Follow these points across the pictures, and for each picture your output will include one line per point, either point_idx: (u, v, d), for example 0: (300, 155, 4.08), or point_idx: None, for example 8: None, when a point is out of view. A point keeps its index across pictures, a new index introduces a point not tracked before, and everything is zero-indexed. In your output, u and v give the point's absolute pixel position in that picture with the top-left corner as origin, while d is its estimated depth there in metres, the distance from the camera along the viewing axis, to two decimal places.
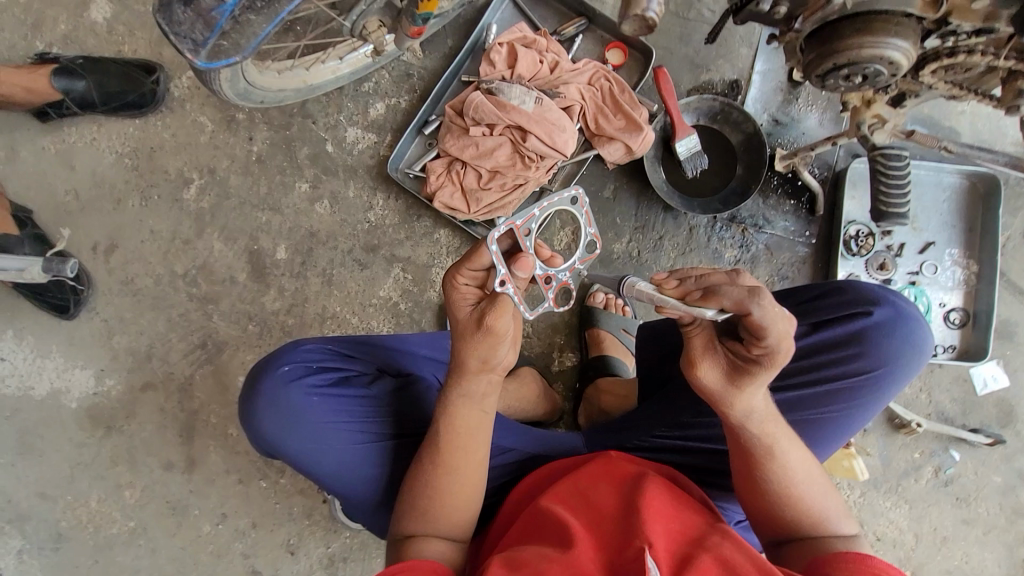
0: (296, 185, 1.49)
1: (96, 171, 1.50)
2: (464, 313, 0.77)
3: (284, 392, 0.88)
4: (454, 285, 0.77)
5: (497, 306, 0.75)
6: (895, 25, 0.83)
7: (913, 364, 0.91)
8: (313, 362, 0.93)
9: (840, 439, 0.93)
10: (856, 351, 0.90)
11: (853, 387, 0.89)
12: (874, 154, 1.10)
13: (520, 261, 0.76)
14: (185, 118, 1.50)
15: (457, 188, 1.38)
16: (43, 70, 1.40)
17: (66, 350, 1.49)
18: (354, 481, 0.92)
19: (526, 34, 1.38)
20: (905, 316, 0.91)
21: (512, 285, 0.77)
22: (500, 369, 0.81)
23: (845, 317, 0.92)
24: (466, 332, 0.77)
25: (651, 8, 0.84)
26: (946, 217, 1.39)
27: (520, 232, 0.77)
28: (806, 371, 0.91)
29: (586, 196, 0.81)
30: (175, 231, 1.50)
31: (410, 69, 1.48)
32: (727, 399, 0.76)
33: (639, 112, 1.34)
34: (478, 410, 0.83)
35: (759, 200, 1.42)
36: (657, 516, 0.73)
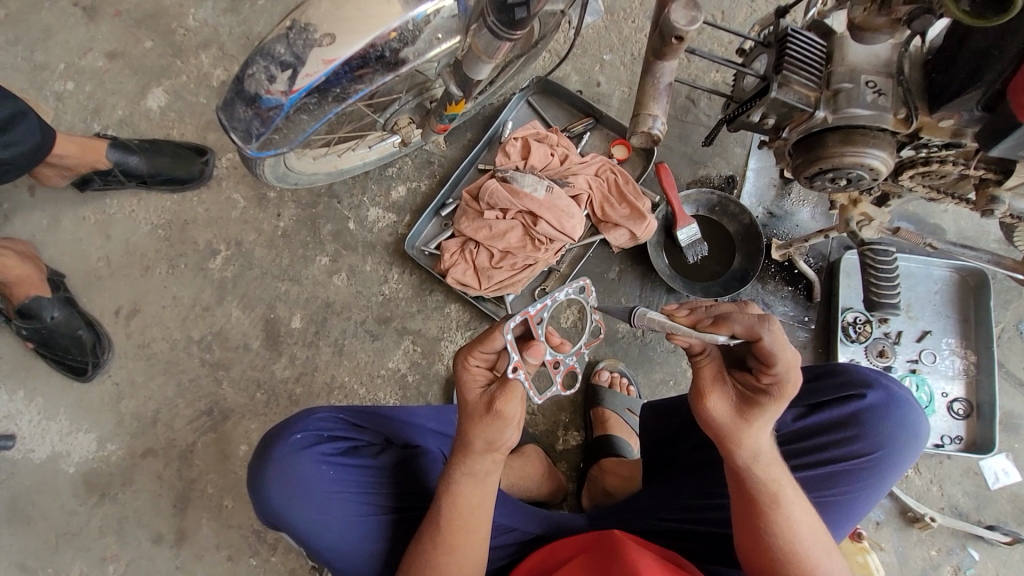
0: (316, 259, 1.57)
1: (130, 241, 1.60)
2: (474, 394, 0.80)
3: (295, 460, 0.89)
4: (466, 366, 0.81)
5: (505, 391, 0.78)
6: (872, 138, 0.92)
7: (911, 447, 0.92)
8: (323, 431, 0.95)
9: (846, 526, 0.92)
10: (853, 434, 0.91)
11: (854, 472, 0.90)
12: (863, 249, 1.16)
13: (533, 348, 0.79)
14: (220, 194, 1.62)
15: (469, 266, 1.46)
16: (96, 143, 1.50)
17: (72, 413, 1.50)
18: (353, 556, 0.90)
19: (539, 130, 1.52)
20: (899, 399, 0.93)
21: (523, 371, 0.79)
22: (505, 450, 0.82)
23: (840, 398, 0.94)
24: (474, 414, 0.79)
25: (656, 128, 0.96)
26: (940, 307, 1.44)
27: (534, 319, 0.80)
28: (804, 454, 0.92)
29: (591, 287, 0.88)
30: (196, 298, 1.57)
31: (431, 157, 1.61)
32: (736, 434, 0.76)
33: (643, 202, 1.44)
34: (482, 490, 0.83)
35: (758, 285, 1.48)
36: None
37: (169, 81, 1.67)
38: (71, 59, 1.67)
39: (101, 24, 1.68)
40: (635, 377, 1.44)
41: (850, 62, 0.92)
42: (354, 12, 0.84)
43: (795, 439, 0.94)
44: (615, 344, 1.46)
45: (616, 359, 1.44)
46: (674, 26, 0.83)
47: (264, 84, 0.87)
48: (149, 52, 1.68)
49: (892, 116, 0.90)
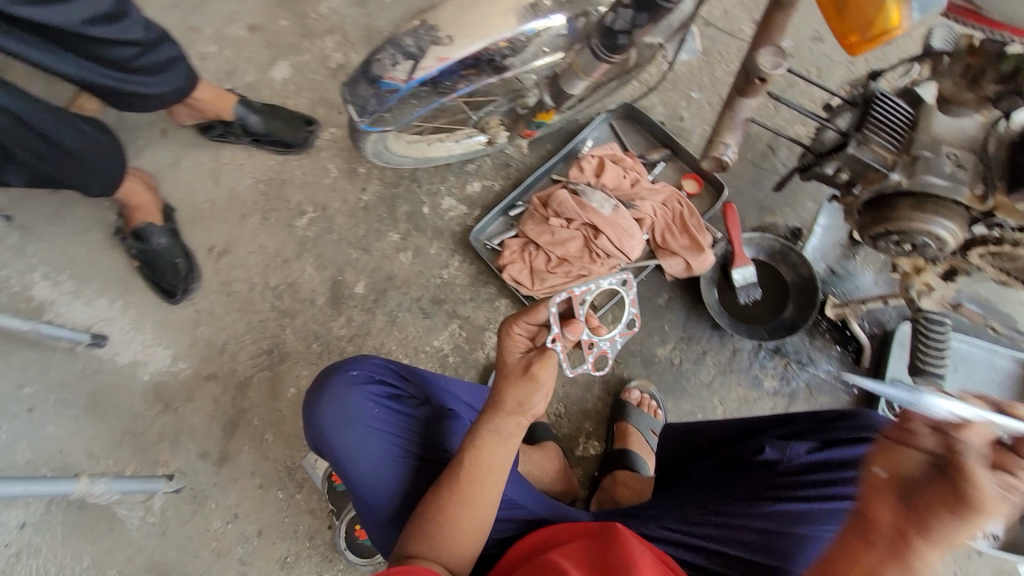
0: (389, 234, 1.71)
1: (234, 189, 1.79)
2: (514, 357, 0.91)
3: (348, 391, 1.00)
4: (509, 333, 0.92)
5: (542, 359, 0.88)
6: (944, 208, 0.93)
7: None
8: (377, 374, 1.05)
9: None
10: (856, 475, 0.97)
11: (852, 511, 0.95)
12: (918, 316, 1.34)
13: (573, 326, 0.92)
14: (317, 162, 1.79)
15: (526, 267, 1.54)
16: (229, 96, 1.69)
17: (157, 329, 1.70)
18: (377, 491, 0.99)
19: (616, 152, 1.59)
20: None
21: (561, 343, 0.91)
22: (532, 417, 0.92)
23: (852, 440, 1.00)
24: (512, 375, 0.90)
25: (727, 155, 1.02)
26: (997, 399, 1.38)
27: (577, 300, 0.94)
28: (808, 487, 0.97)
29: (633, 283, 1.02)
30: (278, 250, 1.74)
31: (510, 160, 1.72)
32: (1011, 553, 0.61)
33: (704, 237, 1.48)
34: (503, 450, 0.91)
35: (805, 338, 1.49)
36: None
37: (295, 57, 1.88)
38: (219, 25, 1.90)
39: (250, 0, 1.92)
40: (664, 403, 1.47)
41: (933, 132, 0.94)
42: (476, 18, 0.95)
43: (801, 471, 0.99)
44: (650, 367, 1.50)
45: (648, 381, 1.48)
46: (761, 67, 0.89)
47: (399, 74, 0.99)
48: (284, 30, 1.89)
49: (969, 191, 0.90)
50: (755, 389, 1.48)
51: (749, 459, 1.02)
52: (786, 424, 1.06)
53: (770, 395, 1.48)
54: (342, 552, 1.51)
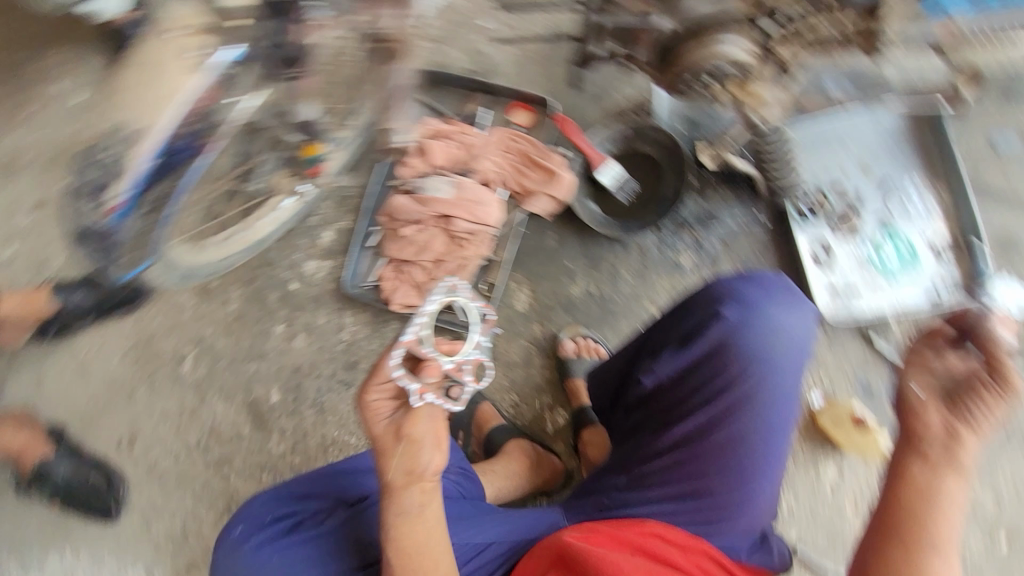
0: (273, 329, 1.59)
1: (106, 373, 1.66)
2: (381, 426, 0.83)
3: (242, 553, 0.94)
4: (365, 402, 0.82)
5: (410, 414, 0.82)
6: (722, 28, 1.03)
7: (783, 345, 0.93)
8: (268, 516, 1.00)
9: (771, 444, 0.93)
10: (725, 359, 0.93)
11: (744, 392, 0.92)
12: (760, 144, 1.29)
13: (427, 367, 0.81)
14: (168, 301, 1.66)
15: (411, 286, 1.45)
16: (37, 290, 1.49)
17: (115, 550, 1.57)
18: None
19: (430, 125, 1.43)
20: (750, 308, 0.94)
21: (428, 393, 0.81)
22: (429, 477, 0.84)
23: (699, 331, 0.96)
24: (387, 446, 0.82)
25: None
26: (895, 154, 1.39)
27: (415, 343, 0.81)
28: (693, 395, 0.95)
29: (456, 282, 0.90)
30: (182, 405, 1.62)
31: (346, 192, 1.59)
32: (947, 452, 0.70)
33: (554, 160, 1.37)
34: (422, 524, 0.83)
35: (699, 200, 1.42)
36: None
37: None
38: None
39: None
40: (603, 338, 1.43)
41: None
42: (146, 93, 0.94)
43: (679, 383, 0.97)
44: (573, 310, 1.45)
45: (577, 325, 1.44)
46: None
47: (115, 187, 0.97)
48: None
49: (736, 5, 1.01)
50: (678, 274, 1.42)
51: (638, 398, 1.03)
52: (650, 346, 1.05)
53: (693, 271, 1.41)
54: None
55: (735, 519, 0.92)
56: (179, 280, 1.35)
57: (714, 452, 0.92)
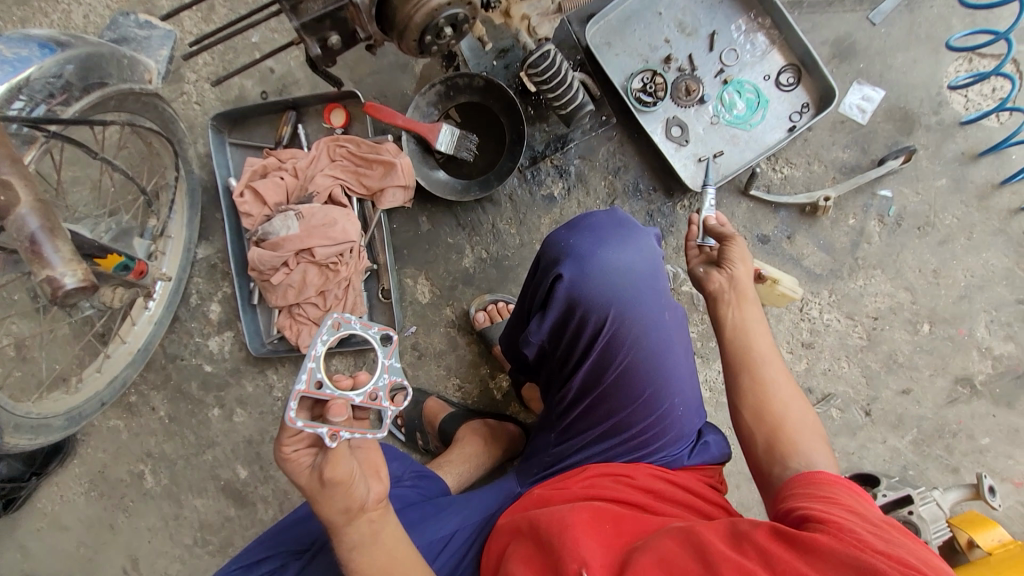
0: (210, 415, 1.58)
1: (81, 517, 1.67)
2: (306, 477, 0.72)
3: None
4: (284, 456, 0.72)
5: (331, 458, 0.71)
6: None
7: (630, 276, 0.88)
8: None
9: (663, 368, 0.88)
10: (581, 313, 0.87)
11: (616, 329, 0.87)
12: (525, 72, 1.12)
13: (334, 406, 0.69)
14: (102, 429, 1.64)
15: (312, 325, 1.41)
16: None
17: None
18: None
19: (255, 166, 1.38)
20: (585, 254, 0.89)
21: (343, 432, 0.70)
22: (373, 510, 0.76)
23: (549, 294, 0.90)
24: (316, 494, 0.72)
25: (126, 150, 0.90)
26: (708, 2, 1.30)
27: (313, 387, 0.70)
28: (573, 351, 0.90)
29: (341, 315, 0.73)
30: (163, 516, 1.63)
31: (211, 260, 1.53)
32: (731, 296, 0.93)
33: (386, 150, 1.33)
34: (382, 550, 0.75)
35: (542, 127, 1.35)
36: (589, 531, 0.71)
37: None
38: None
39: None
40: (511, 294, 1.41)
41: None
42: None
43: (557, 344, 0.92)
44: (474, 281, 1.42)
45: (482, 294, 1.41)
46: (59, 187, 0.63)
47: None
48: None
49: None
50: (554, 206, 1.38)
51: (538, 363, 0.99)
52: (526, 315, 0.99)
53: (567, 197, 1.38)
54: None
55: (666, 441, 0.88)
56: (67, 426, 1.21)
57: (614, 397, 0.88)
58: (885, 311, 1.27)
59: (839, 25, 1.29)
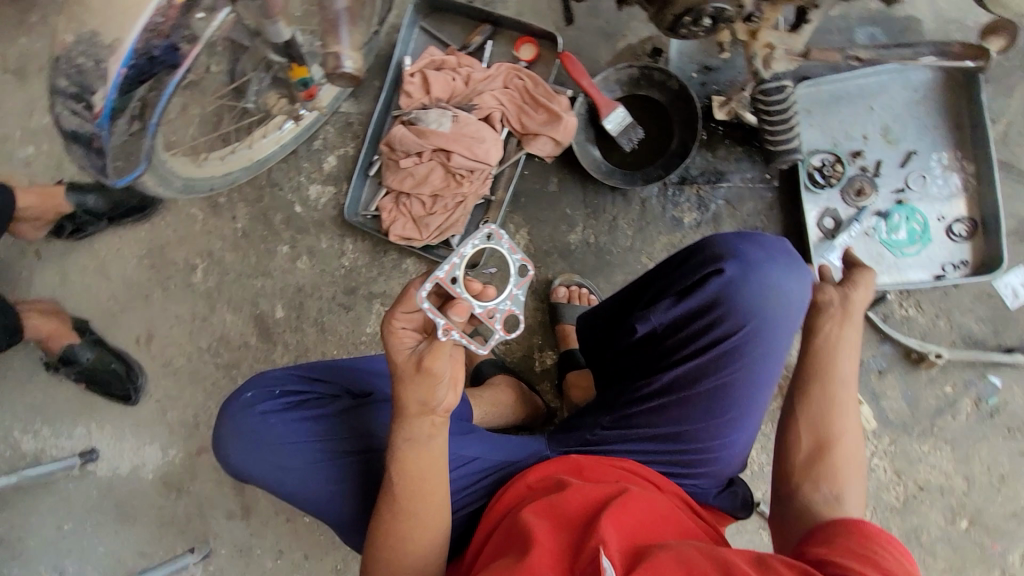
0: (278, 249, 1.65)
1: (125, 276, 1.76)
2: (403, 355, 0.87)
3: (247, 419, 1.04)
4: (392, 330, 0.88)
5: (431, 352, 0.85)
6: None
7: (789, 310, 0.89)
8: (275, 389, 1.08)
9: (756, 397, 0.92)
10: (722, 313, 0.89)
11: (742, 343, 0.89)
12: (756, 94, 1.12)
13: (455, 306, 0.84)
14: (181, 212, 1.72)
15: (408, 219, 1.45)
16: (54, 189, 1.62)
17: (135, 430, 1.76)
18: (314, 496, 1.03)
19: (435, 57, 1.41)
20: (756, 264, 0.89)
21: (454, 331, 0.84)
22: (438, 411, 0.90)
23: (700, 283, 0.90)
24: (405, 375, 0.87)
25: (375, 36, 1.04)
26: (925, 120, 1.25)
27: (447, 281, 0.84)
28: (688, 344, 0.91)
29: (499, 230, 0.84)
30: (194, 312, 1.72)
31: (350, 117, 1.59)
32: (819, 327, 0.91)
33: (558, 102, 1.34)
34: (428, 452, 0.92)
35: (706, 154, 1.35)
36: (612, 517, 0.78)
37: None
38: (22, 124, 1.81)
39: (32, 81, 1.81)
40: (597, 286, 1.42)
41: None
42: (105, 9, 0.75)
43: (672, 332, 0.93)
44: (569, 258, 1.43)
45: (572, 273, 1.42)
46: None
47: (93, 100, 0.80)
48: None
49: None
50: (677, 230, 1.38)
51: (629, 343, 0.99)
52: (648, 290, 0.98)
53: (694, 229, 1.37)
54: None
55: (714, 457, 0.94)
56: (181, 191, 1.19)
57: (699, 401, 0.91)
58: (931, 485, 1.24)
59: None
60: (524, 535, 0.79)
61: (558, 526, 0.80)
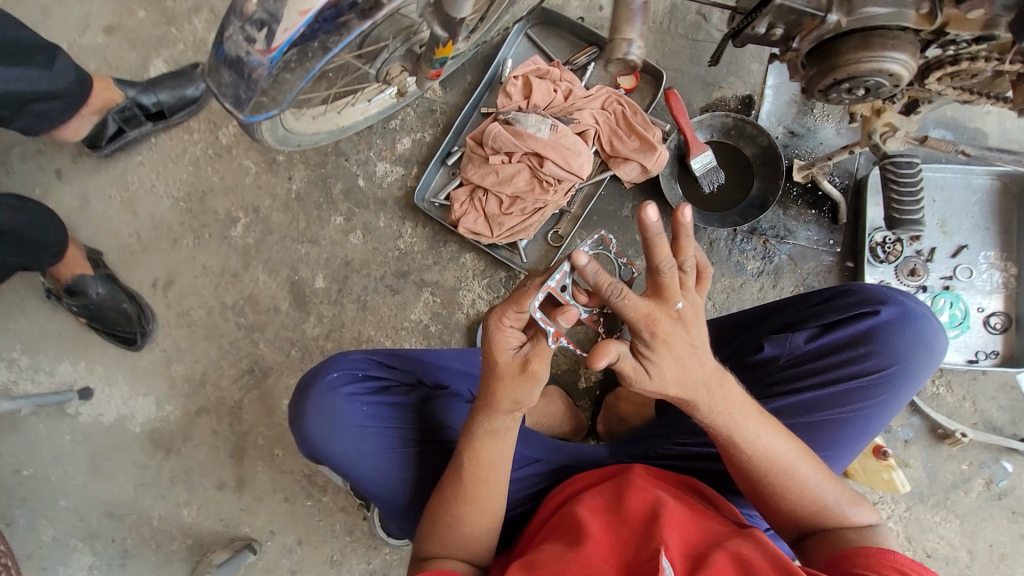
0: (331, 219, 1.60)
1: (154, 215, 1.66)
2: (506, 356, 0.84)
3: (331, 399, 1.01)
4: (500, 327, 0.84)
5: (538, 353, 0.83)
6: (892, 38, 0.84)
7: (928, 361, 0.98)
8: (358, 370, 1.06)
9: (863, 438, 0.98)
10: (866, 351, 0.97)
11: (876, 385, 0.96)
12: (885, 161, 1.29)
13: (566, 313, 0.79)
14: (231, 162, 1.65)
15: (480, 215, 1.45)
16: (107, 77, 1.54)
17: (130, 379, 1.63)
18: (387, 484, 1.02)
19: (540, 65, 1.45)
20: (912, 314, 0.98)
21: (563, 337, 0.82)
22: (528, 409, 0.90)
23: (853, 317, 0.99)
24: (507, 374, 0.84)
25: (632, 53, 0.70)
26: (978, 219, 1.37)
27: (558, 289, 0.82)
28: (824, 372, 0.98)
29: (610, 235, 0.91)
30: (224, 266, 1.63)
31: (433, 104, 1.58)
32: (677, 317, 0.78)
33: (652, 132, 1.39)
34: (500, 445, 0.93)
35: (779, 211, 1.43)
36: (674, 524, 0.86)
37: (167, 51, 1.71)
38: (73, 37, 1.71)
39: None
40: None
41: None
42: None
43: (806, 360, 1.00)
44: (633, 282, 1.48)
45: None
46: None
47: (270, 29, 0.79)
48: (144, 22, 1.71)
49: (914, 13, 0.81)
50: (739, 275, 1.44)
51: (747, 359, 1.05)
52: (783, 315, 1.06)
53: (756, 277, 1.44)
54: (381, 537, 1.52)
55: None
56: (275, 141, 1.13)
57: (809, 431, 0.96)
58: (937, 554, 1.33)
59: None
60: (577, 531, 0.89)
61: (614, 523, 0.90)
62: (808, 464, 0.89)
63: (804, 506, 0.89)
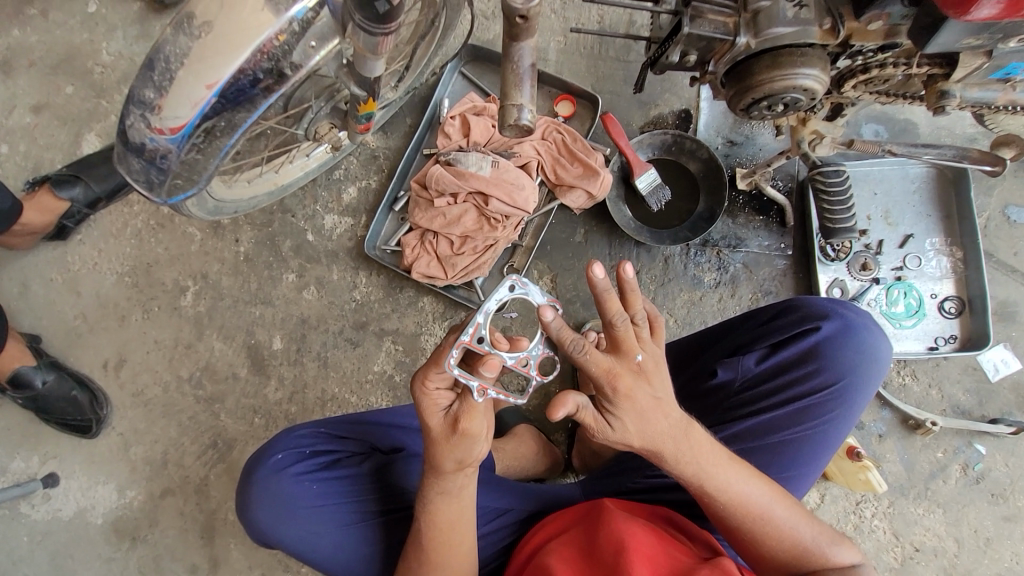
0: (284, 277, 1.56)
1: (99, 293, 1.60)
2: (438, 418, 0.81)
3: (278, 483, 0.96)
4: (425, 390, 0.81)
5: (467, 411, 0.79)
6: (801, 55, 0.85)
7: (875, 372, 0.98)
8: (305, 447, 1.01)
9: (823, 455, 0.97)
10: (815, 368, 0.97)
11: (827, 401, 0.96)
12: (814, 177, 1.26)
13: (487, 364, 0.77)
14: (175, 231, 1.60)
15: (433, 257, 1.42)
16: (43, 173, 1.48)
17: (88, 468, 1.55)
18: (351, 561, 0.97)
19: (475, 103, 1.45)
20: (854, 327, 0.97)
21: (489, 388, 0.79)
22: (476, 464, 0.85)
23: (797, 336, 0.98)
24: (443, 438, 0.81)
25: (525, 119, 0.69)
26: (920, 208, 1.40)
27: (474, 341, 0.80)
28: (777, 394, 0.97)
29: (522, 278, 0.80)
30: (177, 338, 1.58)
31: (376, 151, 1.57)
32: (636, 372, 0.77)
33: (594, 157, 1.39)
34: (457, 503, 0.87)
35: (728, 221, 1.44)
36: (641, 559, 0.81)
37: (99, 124, 1.67)
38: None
39: (19, 78, 1.67)
40: None
41: None
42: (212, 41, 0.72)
43: (758, 382, 0.99)
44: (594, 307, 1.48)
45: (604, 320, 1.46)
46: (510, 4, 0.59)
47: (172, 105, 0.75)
48: (73, 97, 1.67)
49: (818, 29, 0.82)
50: (697, 288, 1.44)
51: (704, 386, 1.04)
52: (734, 337, 1.05)
53: (713, 288, 1.44)
54: None
55: None
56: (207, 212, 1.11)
57: (772, 455, 0.95)
58: (925, 547, 1.33)
59: (1018, 291, 1.39)
60: None
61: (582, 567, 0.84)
62: (780, 506, 0.87)
63: (785, 550, 0.86)
